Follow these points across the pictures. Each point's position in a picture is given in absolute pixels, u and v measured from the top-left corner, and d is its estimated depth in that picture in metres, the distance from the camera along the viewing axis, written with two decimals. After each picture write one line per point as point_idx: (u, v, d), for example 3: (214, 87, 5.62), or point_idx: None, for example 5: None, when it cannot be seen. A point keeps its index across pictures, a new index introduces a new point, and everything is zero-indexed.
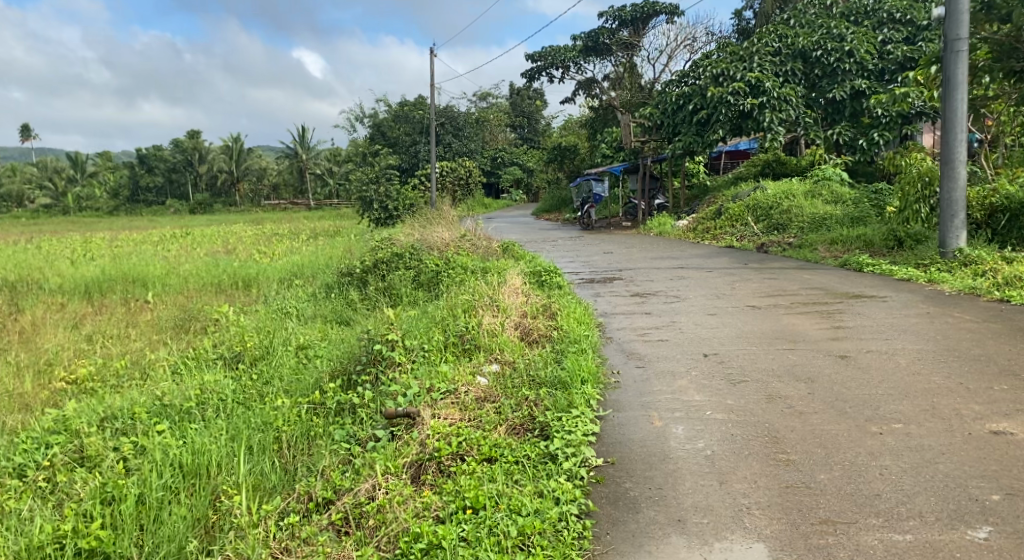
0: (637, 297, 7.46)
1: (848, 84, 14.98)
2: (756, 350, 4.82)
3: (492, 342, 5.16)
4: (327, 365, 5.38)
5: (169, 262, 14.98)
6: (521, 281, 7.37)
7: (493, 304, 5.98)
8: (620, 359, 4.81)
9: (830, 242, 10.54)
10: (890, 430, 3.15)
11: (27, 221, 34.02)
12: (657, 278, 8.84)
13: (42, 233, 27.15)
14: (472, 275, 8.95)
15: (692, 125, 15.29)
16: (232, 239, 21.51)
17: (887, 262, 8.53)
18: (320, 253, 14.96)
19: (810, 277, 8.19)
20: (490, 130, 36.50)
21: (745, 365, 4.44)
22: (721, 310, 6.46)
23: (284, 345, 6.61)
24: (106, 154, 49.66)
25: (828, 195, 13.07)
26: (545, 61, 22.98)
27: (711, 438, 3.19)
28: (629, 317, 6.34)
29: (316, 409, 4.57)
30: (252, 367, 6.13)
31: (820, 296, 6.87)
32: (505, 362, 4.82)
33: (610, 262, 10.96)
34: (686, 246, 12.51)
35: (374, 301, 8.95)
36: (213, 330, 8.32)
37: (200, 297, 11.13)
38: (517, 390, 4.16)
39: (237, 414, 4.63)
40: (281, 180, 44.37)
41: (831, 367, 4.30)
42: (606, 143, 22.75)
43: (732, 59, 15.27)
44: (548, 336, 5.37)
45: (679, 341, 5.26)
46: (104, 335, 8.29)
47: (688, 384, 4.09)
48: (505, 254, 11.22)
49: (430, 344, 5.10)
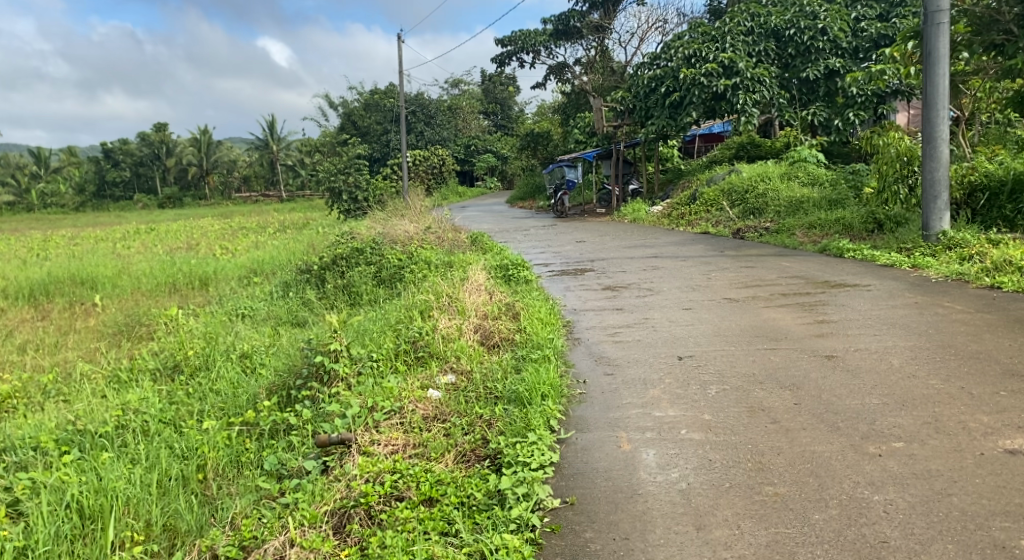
0: (608, 291, 7.03)
1: (822, 63, 14.55)
2: (735, 351, 4.39)
3: (447, 348, 4.69)
4: (267, 379, 4.91)
5: (124, 261, 14.32)
6: (485, 277, 6.91)
7: (451, 305, 5.50)
8: (588, 365, 4.36)
9: (808, 226, 10.18)
10: (890, 451, 2.75)
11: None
12: (630, 269, 8.43)
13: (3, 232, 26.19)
14: (437, 270, 8.48)
15: (665, 108, 14.86)
16: (197, 234, 20.80)
17: (868, 247, 8.15)
18: (284, 248, 14.38)
19: (789, 264, 7.80)
20: (463, 117, 35.84)
21: (724, 370, 4.02)
22: (696, 303, 6.04)
23: (229, 355, 6.12)
24: (69, 149, 48.10)
25: (804, 177, 12.73)
26: (515, 45, 22.47)
27: (685, 465, 2.77)
28: (598, 314, 5.91)
29: (248, 433, 4.13)
30: (190, 381, 5.63)
31: (801, 286, 6.47)
32: (461, 371, 4.36)
33: (582, 252, 10.52)
34: (660, 233, 12.08)
35: (332, 301, 8.46)
36: (160, 335, 7.79)
37: (154, 299, 10.55)
38: (471, 408, 3.71)
39: (160, 440, 4.19)
40: (251, 172, 43.43)
41: (817, 370, 3.88)
42: (579, 128, 22.32)
43: (704, 39, 14.95)
44: (510, 340, 4.91)
45: (652, 341, 4.83)
46: (43, 345, 7.74)
47: (662, 395, 3.65)
48: (473, 246, 10.75)
49: (379, 353, 4.62)
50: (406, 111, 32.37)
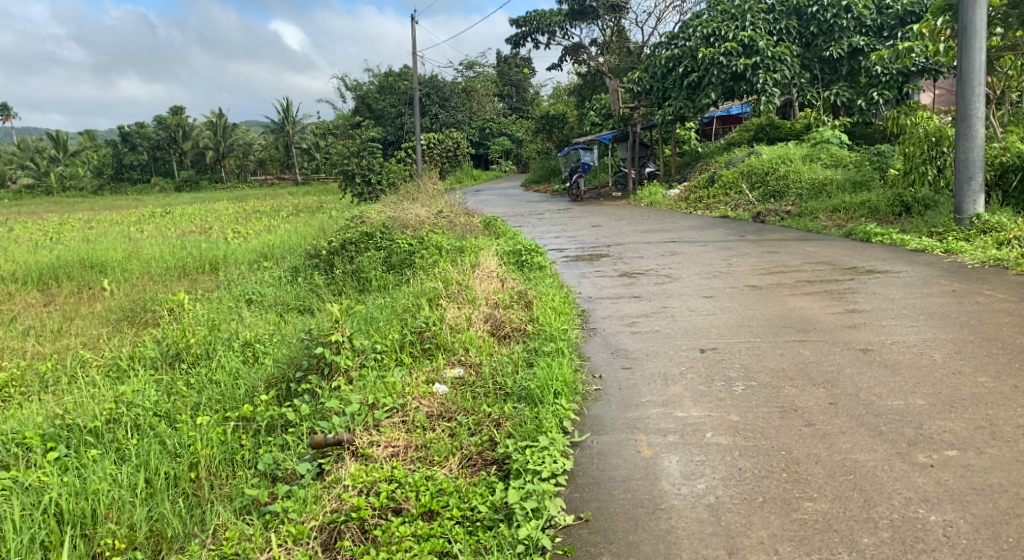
0: (625, 278, 6.75)
1: (845, 41, 14.10)
2: (761, 343, 4.11)
3: (454, 339, 4.43)
4: (267, 370, 4.69)
5: (134, 244, 14.17)
6: (497, 263, 6.65)
7: (460, 294, 5.24)
8: (603, 358, 4.10)
9: (832, 210, 9.83)
10: (943, 461, 2.48)
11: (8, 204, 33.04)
12: (647, 254, 8.13)
13: (21, 215, 26.24)
14: (447, 256, 8.23)
15: (683, 89, 14.48)
16: (210, 218, 20.66)
17: (896, 231, 7.82)
18: (295, 231, 14.16)
19: (814, 249, 7.48)
20: (478, 99, 35.37)
21: (750, 364, 3.74)
22: (718, 291, 5.76)
23: (231, 344, 5.90)
24: (86, 132, 48.13)
25: (828, 158, 12.33)
26: (530, 26, 22.07)
27: (712, 475, 2.51)
28: (615, 302, 5.63)
29: (244, 428, 3.91)
30: (190, 372, 5.42)
31: (828, 272, 6.16)
32: (470, 365, 4.11)
33: (598, 236, 10.23)
34: (678, 217, 11.75)
35: (340, 287, 8.24)
36: (165, 321, 7.60)
37: (164, 284, 10.37)
38: (478, 405, 3.46)
39: (153, 436, 3.99)
40: (266, 155, 43.32)
41: (852, 365, 3.60)
42: (595, 110, 21.97)
43: (723, 17, 14.49)
44: (522, 331, 4.65)
45: (671, 332, 4.55)
46: (47, 331, 7.58)
47: (683, 392, 3.38)
48: (486, 231, 10.49)
49: (383, 345, 4.37)
50: (420, 93, 31.99)
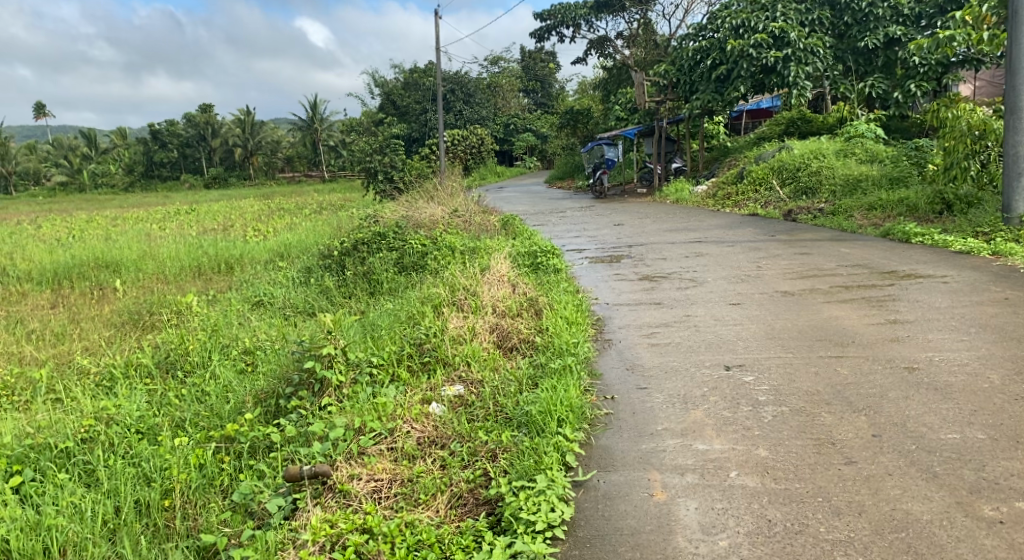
0: (646, 282, 6.37)
1: (881, 31, 13.53)
2: (794, 361, 3.71)
3: (455, 353, 4.09)
4: (258, 383, 4.38)
5: (152, 243, 14.01)
6: (509, 267, 6.31)
7: (465, 303, 4.90)
8: (617, 375, 3.73)
9: (867, 208, 9.35)
10: (1013, 518, 2.14)
11: (41, 201, 33.35)
12: (671, 256, 7.74)
13: (52, 212, 26.43)
14: (461, 258, 7.91)
15: (711, 82, 14.00)
16: (234, 215, 20.54)
17: (938, 230, 7.35)
18: (313, 230, 13.93)
19: (849, 250, 7.03)
20: (503, 94, 35.01)
21: (781, 386, 3.36)
22: (745, 298, 5.35)
23: (231, 352, 5.62)
24: (116, 130, 48.37)
25: (862, 153, 11.81)
26: (554, 20, 21.66)
27: (736, 529, 2.21)
28: (634, 310, 5.26)
29: (224, 450, 3.61)
30: (184, 383, 5.14)
31: (865, 277, 5.72)
32: (472, 382, 3.79)
33: (620, 236, 9.83)
34: (705, 215, 11.32)
35: (351, 290, 7.95)
36: (172, 325, 7.37)
37: (178, 284, 10.17)
38: (474, 430, 3.12)
39: (129, 457, 3.71)
40: (294, 152, 43.31)
41: (897, 387, 3.18)
42: (621, 104, 21.47)
43: (753, 7, 13.96)
44: (530, 343, 4.31)
45: (693, 345, 4.16)
46: (52, 334, 7.37)
47: (705, 420, 3.00)
48: (504, 231, 10.14)
49: (379, 358, 4.04)
50: (444, 89, 31.71)
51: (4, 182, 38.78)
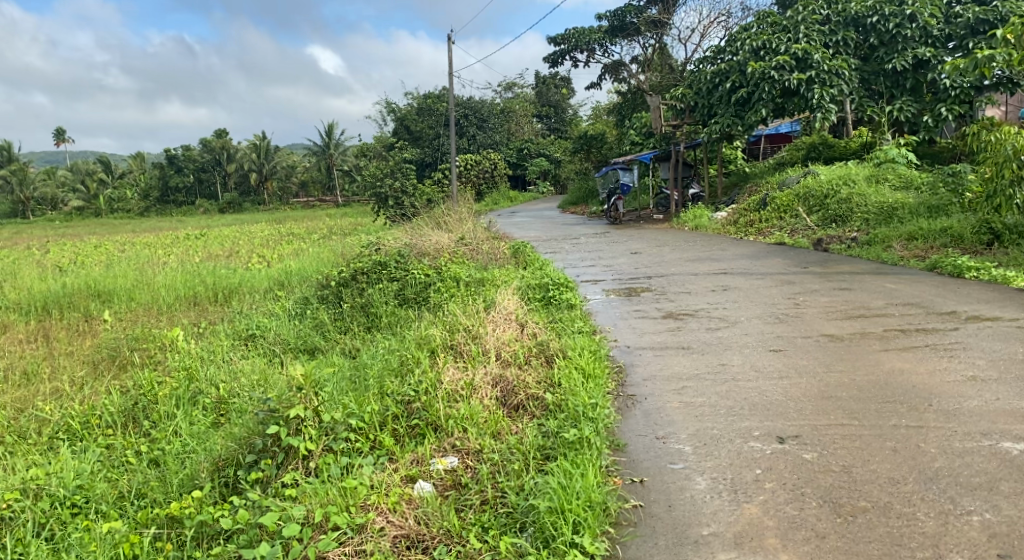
0: (671, 320, 5.72)
1: (909, 53, 12.83)
2: (865, 434, 3.03)
3: (449, 414, 3.43)
4: (219, 442, 3.70)
5: (150, 271, 13.40)
6: (518, 304, 5.68)
7: (465, 352, 4.24)
8: (645, 447, 3.07)
9: (906, 238, 8.63)
10: None
11: (57, 225, 33.17)
12: (695, 289, 7.10)
13: (64, 237, 26.06)
14: (469, 292, 7.28)
15: (730, 106, 13.37)
16: (242, 240, 20.00)
17: (993, 264, 6.66)
18: (316, 256, 13.33)
19: (894, 285, 6.35)
20: (517, 120, 34.53)
21: (856, 468, 2.72)
22: (787, 343, 4.65)
23: (203, 398, 4.93)
24: (133, 155, 48.32)
25: (896, 179, 11.13)
26: (568, 44, 21.14)
27: None
28: (660, 355, 4.60)
29: (164, 535, 2.97)
30: (145, 439, 4.46)
31: (921, 318, 5.06)
32: (468, 453, 3.14)
33: (638, 265, 9.16)
34: (728, 243, 10.67)
35: (347, 324, 7.30)
36: (152, 365, 6.73)
37: (171, 316, 9.57)
38: (466, 527, 2.58)
39: (54, 541, 3.07)
40: (308, 177, 43.06)
41: (1010, 475, 2.59)
42: (636, 128, 20.87)
43: (774, 30, 13.38)
44: (539, 400, 3.64)
45: (734, 406, 3.48)
46: (22, 371, 6.74)
47: (766, 522, 2.45)
48: (515, 260, 9.52)
49: (358, 419, 3.38)
50: (457, 114, 31.31)
51: (21, 207, 38.67)
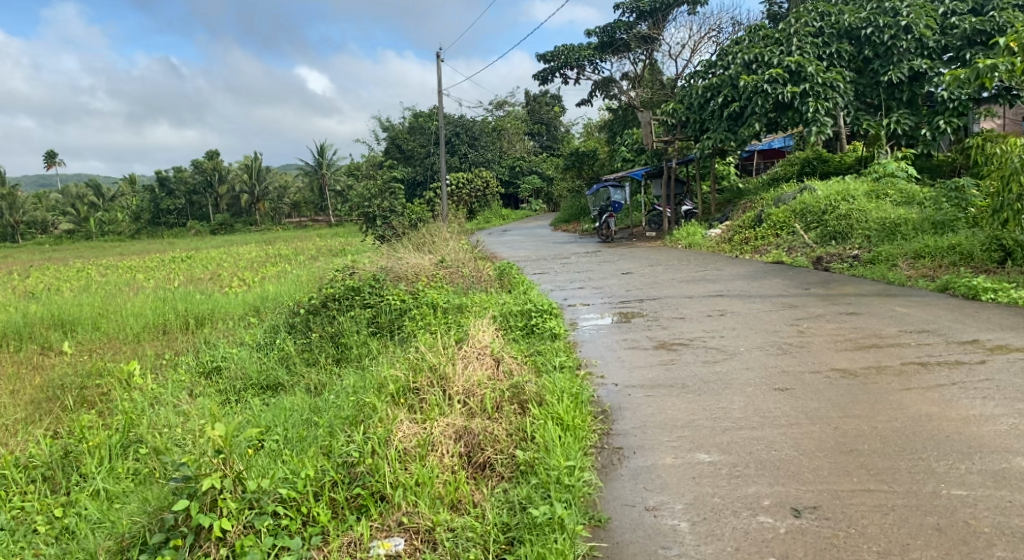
0: (665, 351, 5.21)
1: (904, 65, 12.37)
2: (899, 504, 2.57)
3: (399, 481, 2.88)
4: (131, 509, 3.14)
5: (124, 298, 12.76)
6: (495, 334, 5.13)
7: (425, 400, 3.67)
8: (633, 525, 2.60)
9: (912, 256, 8.12)
10: None
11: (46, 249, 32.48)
12: (690, 314, 6.59)
13: (52, 261, 25.40)
14: (446, 321, 6.74)
15: (722, 121, 12.92)
16: (227, 262, 19.36)
17: (1010, 284, 6.16)
18: (296, 281, 12.71)
19: (905, 309, 5.87)
20: (508, 138, 34.02)
21: (894, 558, 2.35)
22: (792, 379, 4.13)
23: (138, 448, 4.31)
24: (124, 177, 47.66)
25: (897, 195, 10.62)
26: (557, 61, 20.71)
27: None
28: (652, 395, 4.06)
29: None
30: (61, 500, 3.84)
31: (942, 347, 4.58)
32: (417, 534, 2.67)
33: (629, 287, 8.65)
34: (723, 262, 10.18)
35: (315, 356, 6.71)
36: (100, 407, 6.11)
37: (136, 347, 8.95)
38: None
39: None
40: (300, 198, 42.43)
41: None
42: (626, 145, 20.41)
43: (766, 43, 12.98)
44: (509, 458, 3.08)
45: (738, 464, 2.94)
46: None
47: None
48: (500, 284, 8.99)
49: (290, 488, 2.82)
50: (448, 133, 30.84)
51: (10, 231, 37.97)
